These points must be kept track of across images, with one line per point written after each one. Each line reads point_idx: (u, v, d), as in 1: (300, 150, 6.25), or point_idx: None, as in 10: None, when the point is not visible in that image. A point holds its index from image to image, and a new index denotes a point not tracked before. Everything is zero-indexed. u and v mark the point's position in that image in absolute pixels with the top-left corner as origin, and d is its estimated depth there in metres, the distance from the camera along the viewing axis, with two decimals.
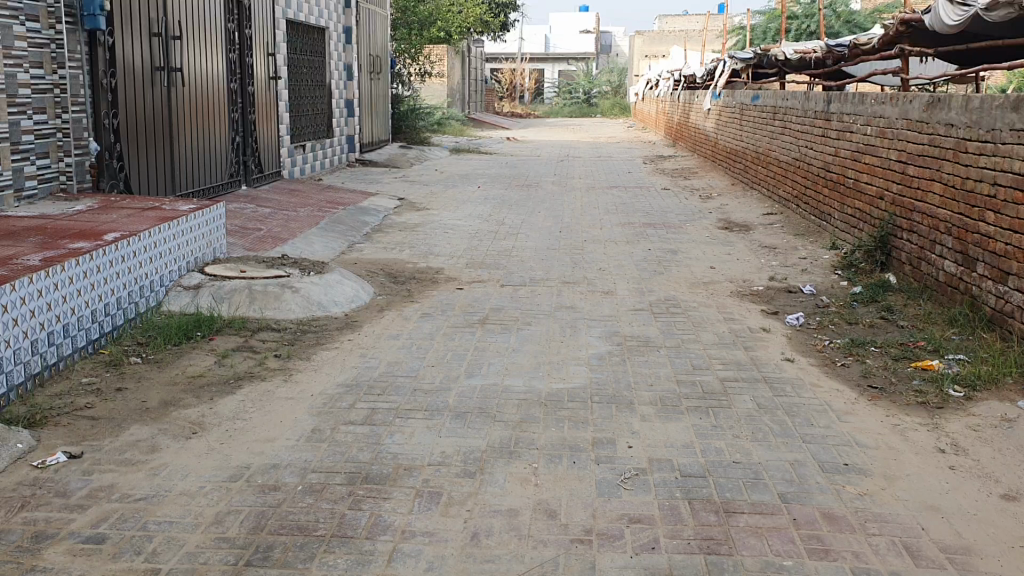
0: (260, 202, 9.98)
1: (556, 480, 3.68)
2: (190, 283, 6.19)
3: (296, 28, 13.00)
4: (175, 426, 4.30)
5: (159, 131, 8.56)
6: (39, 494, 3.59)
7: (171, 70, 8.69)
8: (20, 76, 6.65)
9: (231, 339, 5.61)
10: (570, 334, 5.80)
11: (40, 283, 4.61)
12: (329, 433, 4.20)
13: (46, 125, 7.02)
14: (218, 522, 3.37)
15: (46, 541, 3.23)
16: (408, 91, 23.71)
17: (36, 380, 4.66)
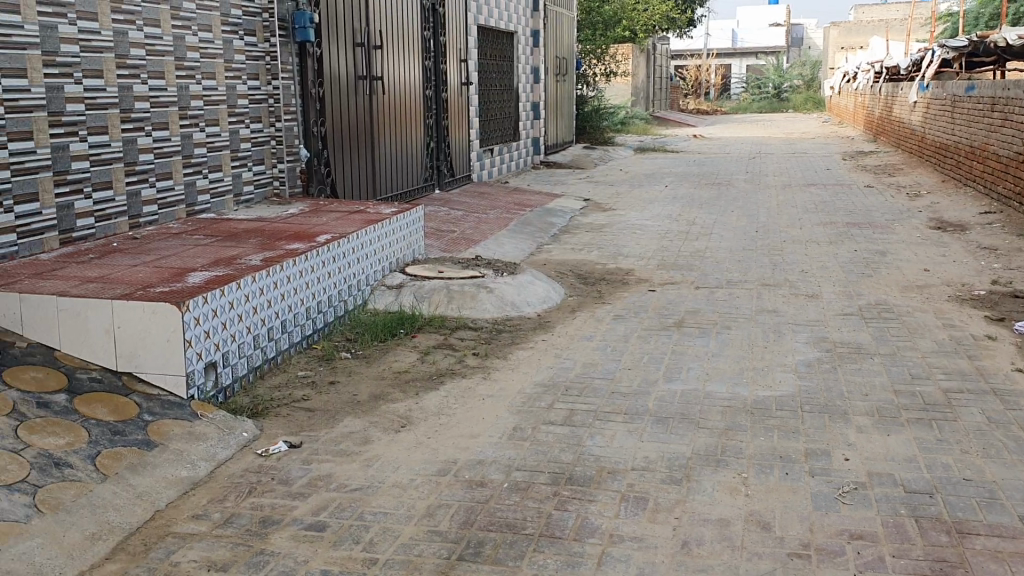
0: (453, 205, 10.25)
1: (768, 491, 3.54)
2: (393, 283, 6.43)
3: (486, 34, 13.28)
4: (385, 419, 4.46)
5: (362, 137, 8.93)
6: (264, 481, 3.80)
7: (373, 78, 9.04)
8: (239, 88, 7.17)
9: (432, 337, 5.77)
10: (773, 339, 5.60)
11: (262, 282, 4.90)
12: (531, 432, 4.22)
13: (261, 133, 7.53)
14: (430, 516, 3.45)
15: (273, 526, 3.41)
16: (593, 92, 23.72)
17: (258, 372, 4.94)
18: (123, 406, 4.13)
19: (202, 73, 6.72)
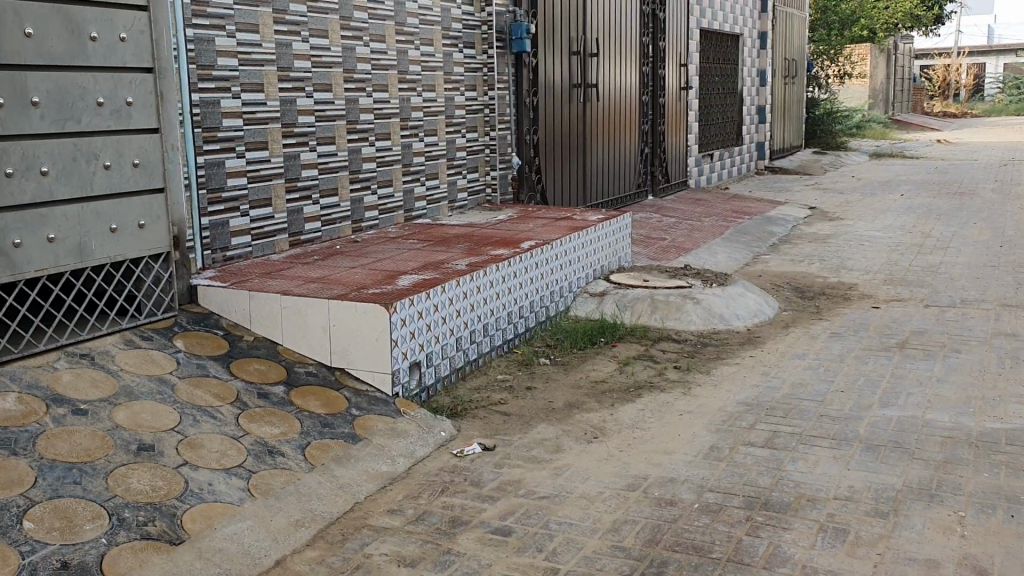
0: (666, 213, 10.11)
1: (988, 534, 3.22)
2: (596, 290, 6.44)
3: (709, 37, 13.01)
4: (579, 428, 4.45)
5: (574, 144, 9.00)
6: (457, 481, 3.90)
7: (587, 86, 9.10)
8: (457, 99, 7.44)
9: (633, 347, 5.72)
10: (1009, 367, 5.09)
11: (466, 286, 5.04)
12: (728, 452, 4.07)
13: (477, 141, 7.76)
14: (615, 530, 3.40)
15: (461, 527, 3.48)
16: (825, 94, 22.65)
17: (460, 374, 5.08)
18: (334, 401, 4.37)
19: (423, 85, 7.03)
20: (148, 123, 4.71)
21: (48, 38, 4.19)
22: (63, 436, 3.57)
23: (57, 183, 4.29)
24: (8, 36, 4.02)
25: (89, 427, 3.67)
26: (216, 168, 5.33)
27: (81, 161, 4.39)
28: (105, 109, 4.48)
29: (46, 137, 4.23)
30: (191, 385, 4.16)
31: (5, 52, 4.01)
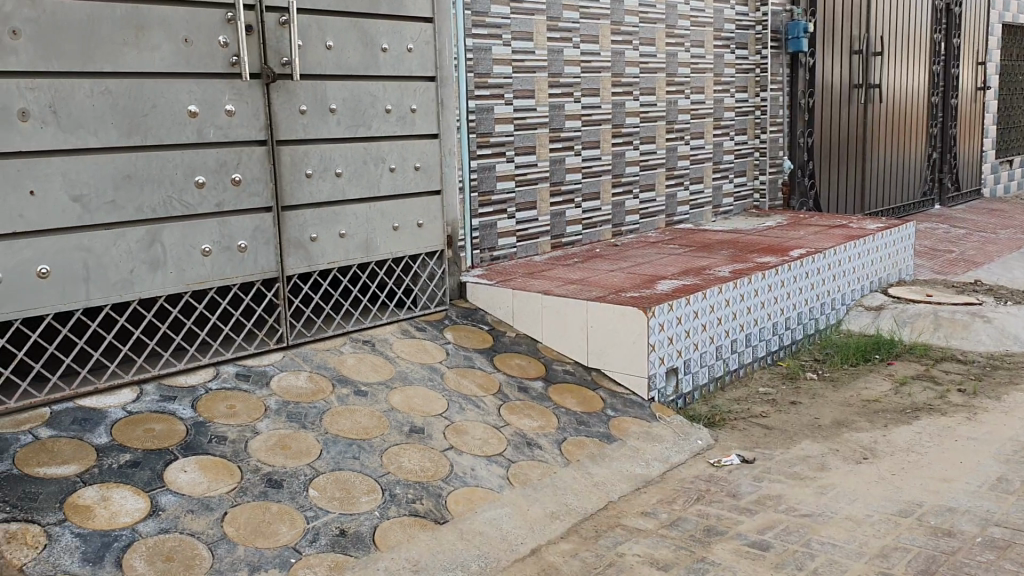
0: (955, 223, 9.34)
1: None
2: (872, 304, 6.07)
3: (1014, 32, 11.87)
4: (847, 448, 4.21)
5: (853, 148, 8.54)
6: (713, 490, 3.81)
7: (870, 87, 8.59)
8: (727, 101, 7.31)
9: (911, 366, 5.33)
10: None
11: (728, 293, 4.92)
12: (1020, 485, 3.69)
13: (746, 145, 7.58)
14: (885, 556, 3.18)
15: (716, 536, 3.40)
16: None
17: (719, 383, 4.97)
18: (591, 400, 4.43)
19: (691, 88, 6.96)
20: (429, 128, 5.00)
21: (346, 50, 4.57)
22: (345, 414, 3.98)
23: (349, 183, 4.68)
24: (312, 49, 4.43)
25: (368, 408, 4.05)
26: (488, 171, 5.57)
27: (371, 164, 4.76)
28: (393, 115, 4.82)
29: (341, 141, 4.63)
30: (458, 375, 4.43)
31: (309, 63, 4.43)
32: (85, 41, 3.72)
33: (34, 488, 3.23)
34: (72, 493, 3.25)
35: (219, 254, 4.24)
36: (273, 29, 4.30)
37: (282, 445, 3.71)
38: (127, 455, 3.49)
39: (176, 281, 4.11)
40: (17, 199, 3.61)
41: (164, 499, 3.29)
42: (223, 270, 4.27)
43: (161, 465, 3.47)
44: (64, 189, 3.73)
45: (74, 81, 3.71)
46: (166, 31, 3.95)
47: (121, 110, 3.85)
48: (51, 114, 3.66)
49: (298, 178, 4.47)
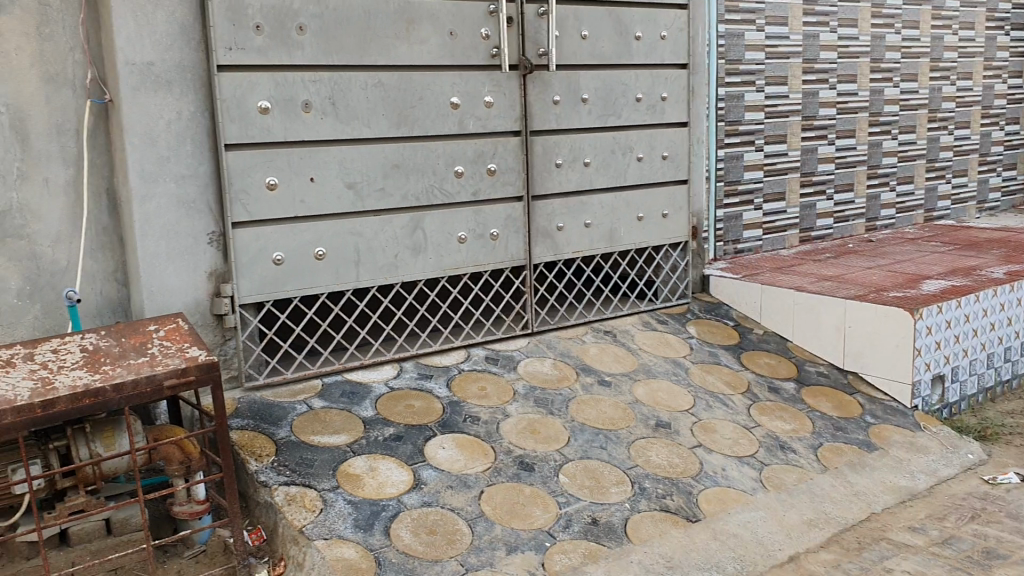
0: None
1: None
2: None
3: None
4: None
5: None
6: (990, 510, 3.51)
7: None
8: (997, 87, 6.75)
9: None
10: None
11: (1004, 297, 4.52)
12: None
13: (1017, 135, 6.96)
14: None
15: (998, 561, 3.13)
16: None
17: (989, 395, 4.58)
18: (847, 404, 4.20)
19: (958, 73, 6.46)
20: (679, 117, 4.91)
21: (601, 39, 4.56)
22: (591, 403, 3.99)
23: (598, 173, 4.68)
24: (568, 38, 4.44)
25: (614, 399, 4.03)
26: (735, 161, 5.37)
27: (619, 153, 4.74)
28: (643, 104, 4.77)
29: (591, 130, 4.63)
30: (704, 371, 4.33)
31: (565, 52, 4.45)
32: (361, 35, 3.94)
33: (310, 454, 3.50)
34: (343, 461, 3.49)
35: (474, 242, 4.38)
36: (532, 20, 4.37)
37: (532, 429, 3.77)
38: (390, 429, 3.70)
39: (436, 266, 4.30)
40: (300, 185, 3.91)
41: (425, 473, 3.46)
42: (477, 257, 4.40)
43: (421, 440, 3.65)
44: (340, 177, 3.99)
45: (351, 74, 3.95)
46: (434, 24, 4.10)
47: (391, 102, 4.05)
48: (330, 106, 3.92)
49: (549, 167, 4.52)
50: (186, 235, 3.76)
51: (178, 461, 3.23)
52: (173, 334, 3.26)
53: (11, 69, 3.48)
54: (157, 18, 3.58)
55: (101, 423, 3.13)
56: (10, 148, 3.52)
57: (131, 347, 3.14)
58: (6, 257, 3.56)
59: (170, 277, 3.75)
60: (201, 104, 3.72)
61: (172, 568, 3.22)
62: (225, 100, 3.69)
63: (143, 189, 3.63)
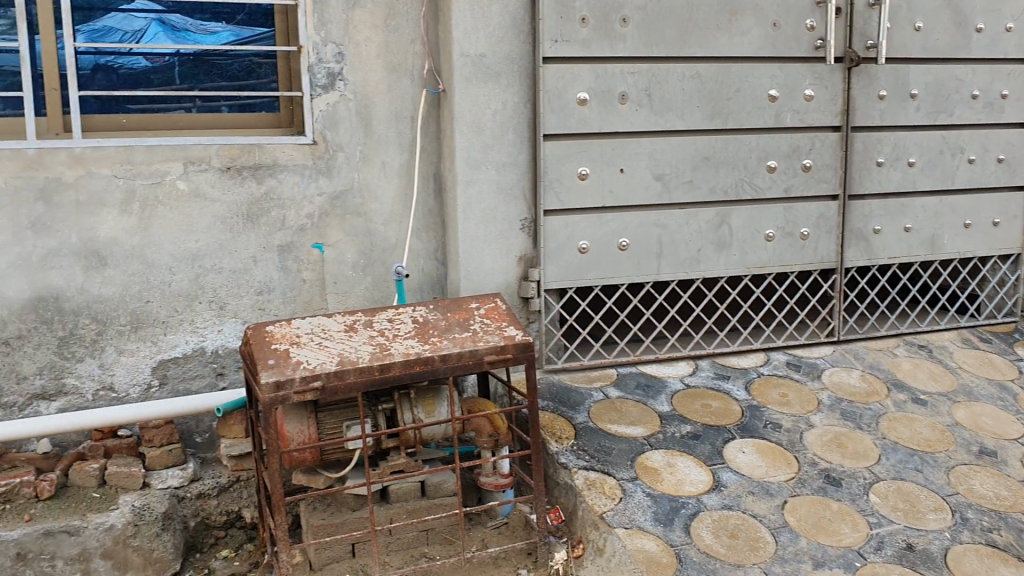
0: None
1: None
2: None
3: None
4: None
5: None
6: None
7: None
8: None
9: None
10: None
11: None
12: None
13: None
14: None
15: None
16: None
17: None
18: None
19: None
20: (1020, 117, 4.48)
21: (937, 31, 4.24)
22: (905, 422, 3.73)
23: (923, 174, 4.37)
24: (901, 30, 4.18)
25: (930, 419, 3.76)
26: None
27: (949, 154, 4.40)
28: (979, 102, 4.39)
29: (918, 128, 4.34)
30: None
31: (896, 44, 4.19)
32: (683, 27, 3.95)
33: (608, 442, 3.55)
34: (641, 453, 3.50)
35: (782, 240, 4.25)
36: (862, 11, 4.15)
37: (839, 443, 3.59)
38: (688, 426, 3.67)
39: (739, 263, 4.22)
40: (611, 175, 4.00)
41: (725, 476, 3.38)
42: (783, 257, 4.27)
43: (720, 441, 3.58)
44: (649, 168, 4.04)
45: (670, 65, 3.98)
46: (757, 15, 4.03)
47: (707, 94, 4.03)
48: (646, 97, 3.97)
49: (869, 166, 4.28)
50: (502, 219, 3.95)
51: (487, 434, 3.47)
52: (493, 312, 3.40)
53: (361, 60, 3.81)
54: (492, 9, 3.77)
55: (423, 389, 3.37)
56: (356, 132, 3.85)
57: (456, 322, 3.32)
58: (347, 232, 3.89)
59: (486, 260, 3.97)
60: (525, 94, 3.89)
61: (477, 535, 3.48)
62: (548, 91, 3.86)
63: (468, 174, 3.86)
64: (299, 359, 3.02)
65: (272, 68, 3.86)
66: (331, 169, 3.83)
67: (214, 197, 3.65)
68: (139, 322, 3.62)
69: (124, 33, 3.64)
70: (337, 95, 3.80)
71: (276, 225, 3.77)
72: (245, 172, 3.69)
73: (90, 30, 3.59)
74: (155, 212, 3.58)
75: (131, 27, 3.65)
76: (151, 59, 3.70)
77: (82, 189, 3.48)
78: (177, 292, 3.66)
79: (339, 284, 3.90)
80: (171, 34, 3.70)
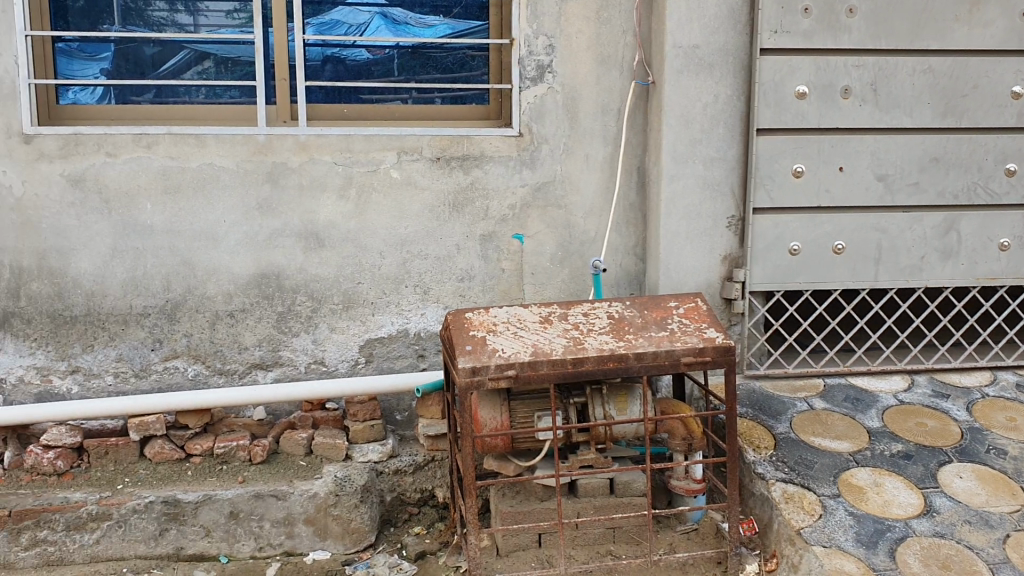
0: None
1: None
2: None
3: None
4: None
5: None
6: None
7: None
8: None
9: None
10: None
11: None
12: None
13: None
14: None
15: None
16: None
17: None
18: None
19: None
20: None
21: None
22: None
23: None
24: None
25: None
26: None
27: None
28: None
29: None
30: None
31: None
32: (917, 18, 3.77)
33: (810, 456, 3.42)
34: (845, 470, 3.34)
35: (1017, 250, 3.99)
36: None
37: None
38: (899, 445, 3.45)
39: (968, 274, 3.98)
40: (828, 173, 3.85)
41: (939, 501, 3.15)
42: (1018, 268, 4.00)
43: (935, 464, 3.34)
44: (871, 168, 3.87)
45: (900, 58, 3.80)
46: (1003, 6, 3.81)
47: (941, 90, 3.84)
48: (871, 92, 3.81)
49: None
50: (707, 216, 3.88)
51: (680, 437, 3.39)
52: (692, 312, 3.31)
53: (571, 52, 3.81)
54: (709, 1, 3.72)
55: (616, 386, 3.34)
56: (562, 125, 3.86)
57: (653, 320, 3.26)
58: (547, 224, 3.90)
59: (688, 258, 3.89)
60: (738, 87, 3.81)
61: (666, 539, 3.43)
62: (763, 85, 3.76)
63: (674, 169, 3.81)
64: (495, 346, 3.06)
65: (485, 60, 3.95)
66: (536, 162, 3.85)
67: (424, 185, 3.76)
68: (349, 302, 3.79)
69: (349, 26, 3.81)
70: (545, 87, 3.82)
71: (480, 214, 3.83)
72: (453, 162, 3.78)
73: (319, 23, 3.78)
74: (369, 198, 3.73)
75: (357, 20, 3.82)
76: (371, 51, 3.85)
77: (305, 174, 3.68)
78: (385, 276, 3.80)
79: (537, 275, 3.93)
80: (392, 27, 3.85)
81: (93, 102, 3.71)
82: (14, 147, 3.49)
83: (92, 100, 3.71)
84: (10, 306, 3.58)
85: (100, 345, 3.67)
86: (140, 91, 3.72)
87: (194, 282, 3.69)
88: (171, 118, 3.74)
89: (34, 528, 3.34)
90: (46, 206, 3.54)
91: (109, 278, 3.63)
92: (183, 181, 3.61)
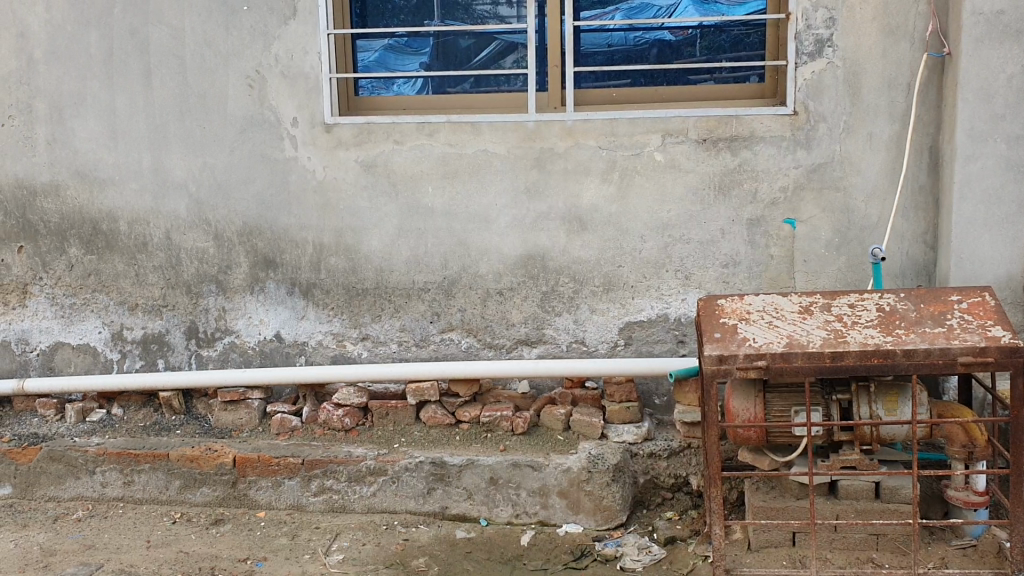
0: None
1: None
2: None
3: None
4: None
5: None
6: None
7: None
8: None
9: None
10: None
11: None
12: None
13: None
14: None
15: None
16: None
17: None
18: None
19: None
20: None
21: None
22: None
23: None
24: None
25: None
26: None
27: None
28: None
29: None
30: None
31: None
32: None
33: None
34: None
35: None
36: None
37: None
38: None
39: None
40: None
41: None
42: None
43: None
44: None
45: None
46: None
47: None
48: None
49: None
50: (1009, 201, 3.48)
51: (959, 444, 3.09)
52: (977, 308, 3.00)
53: (855, 22, 3.57)
54: None
55: (886, 384, 3.10)
56: (842, 102, 3.63)
57: (929, 315, 2.99)
58: (823, 208, 3.70)
59: (984, 246, 3.52)
60: None
61: (937, 553, 3.14)
62: None
63: (970, 148, 3.46)
64: (746, 335, 3.01)
65: (761, 36, 3.81)
66: (812, 142, 3.66)
67: (689, 167, 3.72)
68: (611, 284, 3.84)
69: (658, 9, 3.84)
70: (824, 63, 3.61)
71: (748, 197, 3.72)
72: (721, 143, 3.69)
73: (629, 8, 3.85)
74: (632, 181, 3.76)
75: (666, 2, 3.84)
76: (676, 32, 3.84)
77: (571, 159, 3.77)
78: (647, 259, 3.81)
79: (809, 263, 3.74)
80: (700, 6, 3.82)
81: (414, 94, 4.01)
82: (317, 137, 3.90)
83: (414, 92, 4.01)
84: (312, 278, 4.01)
85: (386, 315, 4.00)
86: (457, 82, 3.98)
87: (468, 261, 3.91)
88: (451, 107, 3.97)
89: (322, 477, 3.78)
90: (343, 189, 3.92)
91: (395, 255, 3.94)
92: (460, 166, 3.84)
